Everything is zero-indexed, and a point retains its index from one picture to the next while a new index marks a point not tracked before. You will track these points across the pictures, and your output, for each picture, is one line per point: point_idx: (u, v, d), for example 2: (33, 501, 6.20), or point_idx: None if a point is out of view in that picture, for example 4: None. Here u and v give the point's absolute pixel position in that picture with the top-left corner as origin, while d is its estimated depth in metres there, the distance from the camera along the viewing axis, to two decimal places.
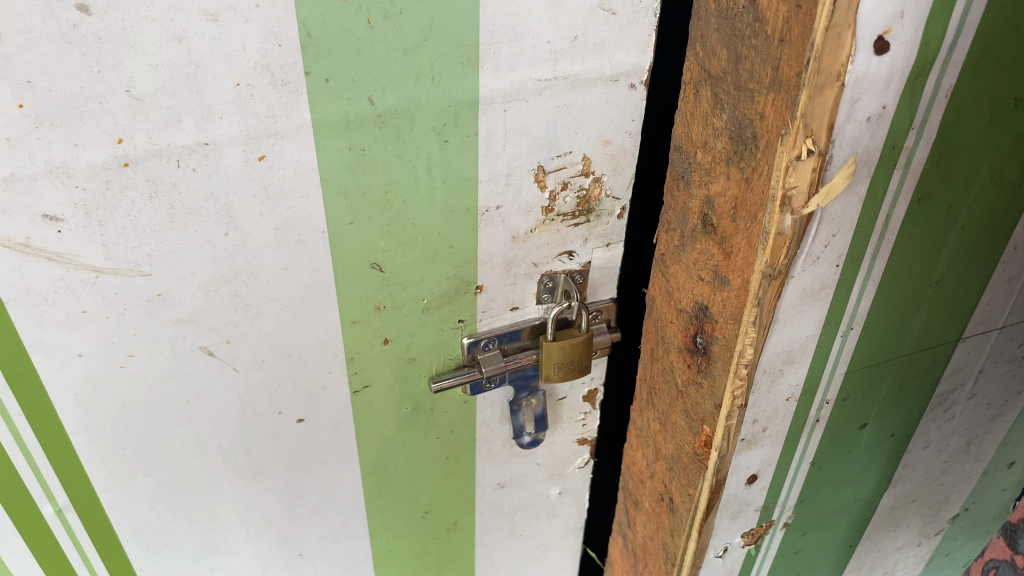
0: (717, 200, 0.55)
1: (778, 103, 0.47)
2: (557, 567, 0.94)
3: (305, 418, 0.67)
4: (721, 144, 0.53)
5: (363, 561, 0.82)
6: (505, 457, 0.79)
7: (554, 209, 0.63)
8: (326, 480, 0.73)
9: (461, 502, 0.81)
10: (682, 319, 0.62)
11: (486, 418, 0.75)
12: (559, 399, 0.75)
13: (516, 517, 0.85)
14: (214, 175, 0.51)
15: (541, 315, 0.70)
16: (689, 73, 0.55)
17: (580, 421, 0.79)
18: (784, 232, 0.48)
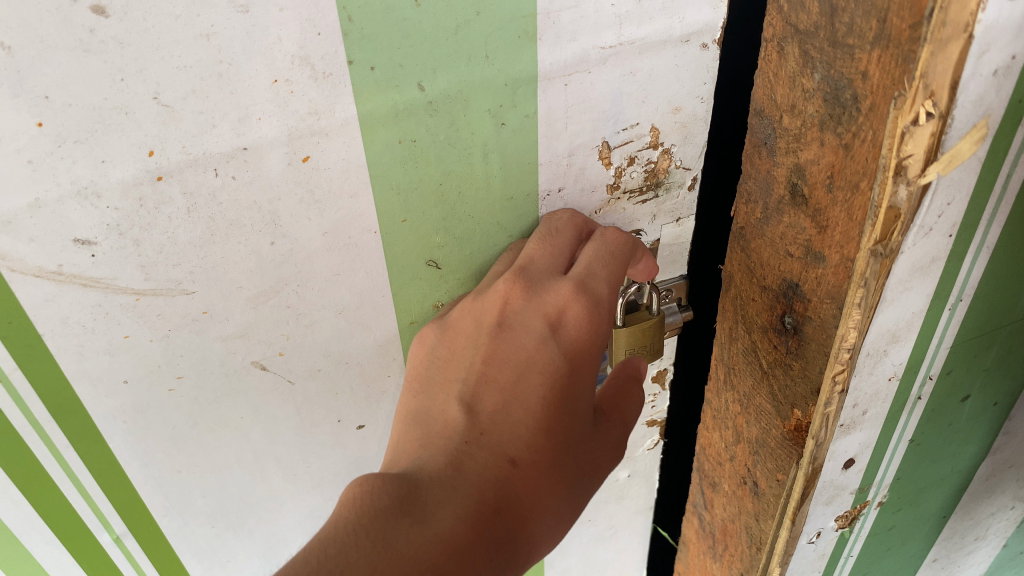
0: (809, 170, 0.48)
1: (888, 61, 0.40)
2: (626, 548, 0.90)
3: (365, 424, 0.64)
4: (813, 108, 0.46)
5: None
6: None
7: (620, 186, 0.58)
8: None
9: None
10: (767, 297, 0.56)
11: None
12: None
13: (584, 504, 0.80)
14: (256, 182, 0.47)
15: None
16: (771, 27, 0.47)
17: (649, 403, 0.74)
18: (897, 205, 0.42)
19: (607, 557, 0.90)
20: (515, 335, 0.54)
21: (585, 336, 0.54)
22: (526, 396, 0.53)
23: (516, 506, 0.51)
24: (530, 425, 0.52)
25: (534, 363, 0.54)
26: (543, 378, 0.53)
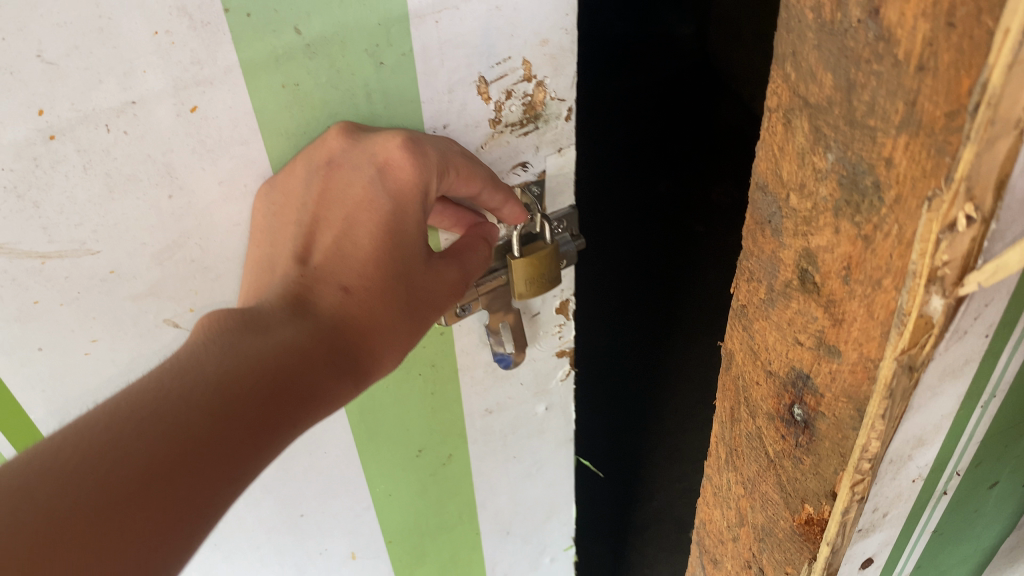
0: (822, 256, 0.44)
1: (917, 148, 0.36)
2: (554, 480, 1.05)
3: None
4: (826, 190, 0.42)
5: (365, 508, 0.90)
6: (488, 381, 0.85)
7: (501, 120, 0.66)
8: (316, 438, 0.78)
9: (452, 434, 0.89)
10: (772, 384, 0.52)
11: (464, 345, 0.80)
12: (533, 314, 0.81)
13: (507, 439, 0.94)
14: (147, 135, 0.52)
15: (506, 235, 0.72)
16: (777, 96, 0.43)
17: (557, 334, 0.85)
18: (931, 315, 0.37)
19: (536, 490, 1.05)
20: (344, 173, 0.58)
21: (408, 183, 0.58)
22: (355, 236, 0.59)
23: (350, 329, 0.57)
24: (363, 261, 0.58)
25: (364, 203, 0.59)
26: (371, 218, 0.59)
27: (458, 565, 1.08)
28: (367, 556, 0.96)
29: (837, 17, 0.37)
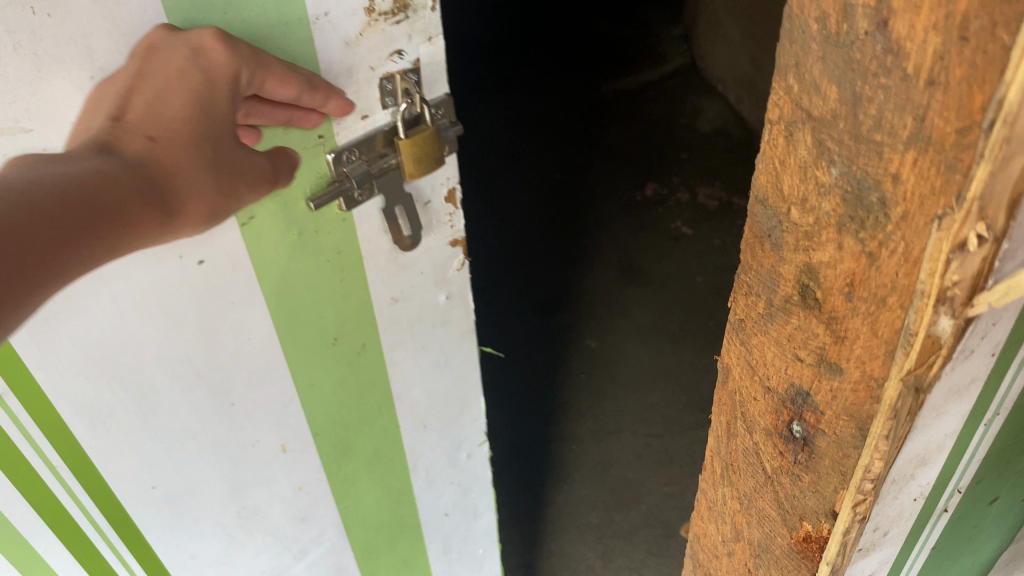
0: (825, 273, 0.49)
1: (924, 163, 0.40)
2: (466, 373, 1.09)
3: (205, 260, 0.74)
4: (829, 206, 0.47)
5: (292, 400, 0.92)
6: (392, 270, 0.90)
7: (375, 9, 0.70)
8: (238, 322, 0.81)
9: (365, 324, 0.92)
10: (771, 400, 0.59)
11: (366, 232, 0.84)
12: (425, 203, 0.87)
13: (415, 329, 0.97)
14: (68, 17, 0.56)
15: (389, 120, 0.78)
16: (779, 109, 0.48)
17: (449, 223, 0.91)
18: (936, 335, 0.43)
19: (450, 383, 1.08)
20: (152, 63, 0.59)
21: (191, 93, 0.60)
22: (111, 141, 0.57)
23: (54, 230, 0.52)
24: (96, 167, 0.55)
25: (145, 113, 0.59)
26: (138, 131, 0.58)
27: (382, 467, 1.09)
28: (295, 454, 0.97)
29: (842, 29, 0.41)
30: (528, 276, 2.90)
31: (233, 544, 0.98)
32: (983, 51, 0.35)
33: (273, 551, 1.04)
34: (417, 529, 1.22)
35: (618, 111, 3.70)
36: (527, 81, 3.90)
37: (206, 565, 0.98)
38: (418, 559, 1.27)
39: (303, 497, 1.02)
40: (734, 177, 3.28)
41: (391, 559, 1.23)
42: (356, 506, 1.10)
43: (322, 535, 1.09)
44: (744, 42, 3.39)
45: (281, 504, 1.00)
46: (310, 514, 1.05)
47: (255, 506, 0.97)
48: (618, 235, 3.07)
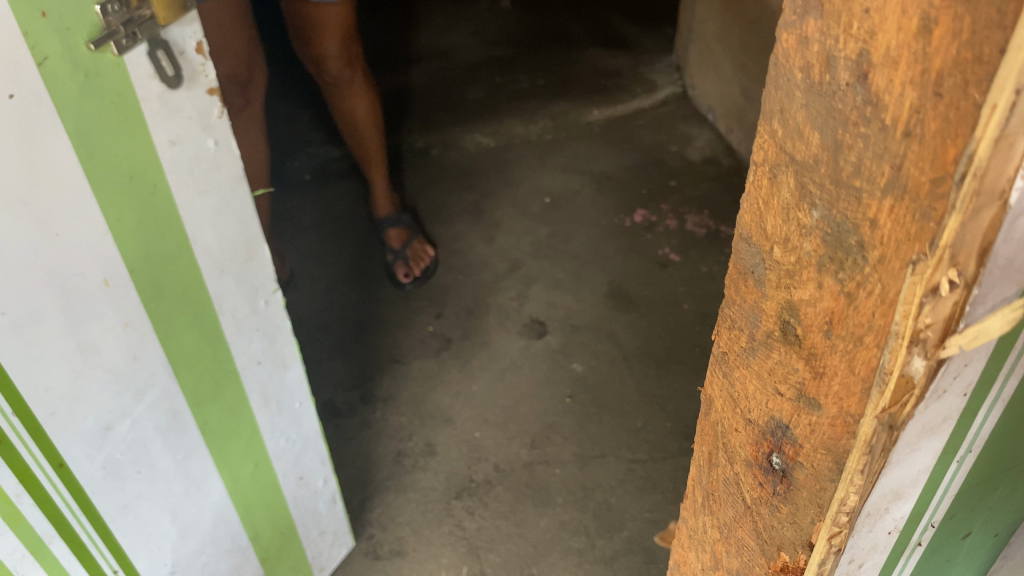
0: (805, 311, 0.57)
1: (900, 211, 0.48)
2: (244, 217, 1.36)
3: (14, 94, 0.94)
4: (810, 245, 0.55)
5: (106, 234, 1.14)
6: (165, 114, 1.14)
7: None
8: (50, 155, 1.01)
9: (152, 165, 1.16)
10: (754, 431, 0.67)
11: (139, 78, 1.09)
12: (180, 52, 1.13)
13: (194, 172, 1.23)
14: None
15: None
16: (767, 154, 0.57)
17: (203, 74, 1.18)
18: (909, 373, 0.51)
19: (232, 226, 1.35)
20: None
21: None
22: None
23: None
24: None
25: None
26: None
27: (192, 309, 1.34)
28: (116, 287, 1.19)
29: (825, 79, 0.50)
30: (515, 297, 2.96)
31: (78, 379, 1.19)
32: (952, 104, 0.42)
33: (114, 389, 1.25)
34: (236, 376, 1.50)
35: (607, 136, 3.76)
36: (518, 105, 3.93)
37: (59, 400, 1.17)
38: (244, 408, 1.55)
39: (131, 333, 1.24)
40: (722, 206, 3.33)
41: (218, 408, 1.49)
42: (178, 346, 1.34)
43: (154, 375, 1.32)
44: (734, 73, 3.47)
45: (111, 340, 1.22)
46: (138, 351, 1.27)
47: (91, 340, 1.18)
48: (606, 261, 3.11)
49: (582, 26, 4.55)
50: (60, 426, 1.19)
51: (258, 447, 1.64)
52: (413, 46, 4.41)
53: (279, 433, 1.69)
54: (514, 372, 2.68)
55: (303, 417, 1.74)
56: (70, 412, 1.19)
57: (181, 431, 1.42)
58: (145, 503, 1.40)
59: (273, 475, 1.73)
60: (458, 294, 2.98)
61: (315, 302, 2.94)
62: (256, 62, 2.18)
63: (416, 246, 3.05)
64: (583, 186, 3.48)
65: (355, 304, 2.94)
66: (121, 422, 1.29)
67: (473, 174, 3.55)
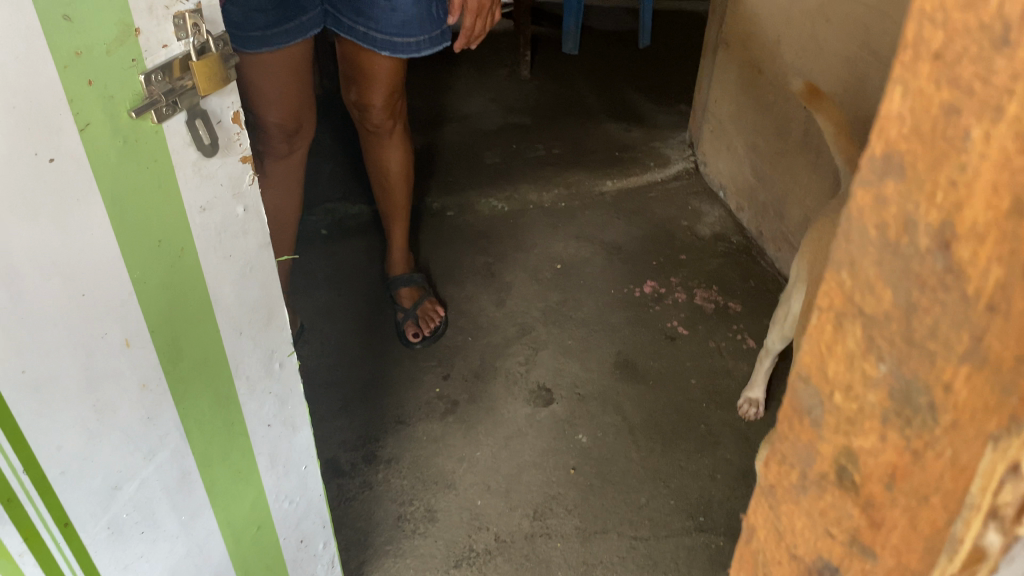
0: (865, 463, 0.58)
1: (981, 380, 0.48)
2: (267, 281, 1.39)
3: (55, 158, 0.95)
4: (875, 396, 0.55)
5: (131, 296, 1.14)
6: (198, 180, 1.17)
7: None
8: (84, 217, 1.02)
9: (180, 229, 1.18)
10: (795, 564, 0.69)
11: (175, 145, 1.10)
12: (217, 122, 1.16)
13: (220, 236, 1.25)
14: None
15: (184, 49, 1.06)
16: (833, 298, 0.56)
17: (237, 142, 1.21)
18: (984, 545, 0.54)
19: (254, 289, 1.38)
20: None
21: None
22: None
23: None
24: None
25: None
26: None
27: (208, 370, 1.35)
28: (136, 348, 1.18)
29: (902, 237, 0.50)
30: (522, 363, 2.96)
31: (92, 438, 1.17)
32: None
33: (126, 447, 1.24)
34: (245, 437, 1.51)
35: (620, 207, 3.79)
36: (533, 172, 3.99)
37: (70, 458, 1.15)
38: (251, 468, 1.55)
39: (146, 394, 1.24)
40: (732, 283, 3.35)
41: (225, 468, 1.48)
42: (190, 407, 1.35)
43: (166, 435, 1.32)
44: (747, 153, 3.54)
45: (128, 400, 1.21)
46: (152, 411, 1.27)
47: (107, 400, 1.17)
48: (614, 330, 3.11)
49: (598, 99, 4.65)
50: (69, 486, 1.16)
51: (261, 510, 1.63)
52: (431, 109, 4.50)
53: (284, 498, 1.69)
54: (518, 440, 2.66)
55: (309, 481, 1.75)
56: (80, 471, 1.17)
57: (187, 491, 1.41)
58: (145, 563, 1.38)
59: (275, 539, 1.72)
60: (466, 356, 2.98)
61: (323, 358, 2.94)
62: (306, 117, 2.38)
63: (425, 305, 3.06)
64: (594, 255, 3.51)
65: (362, 362, 2.94)
66: (129, 482, 1.27)
67: (486, 238, 3.59)
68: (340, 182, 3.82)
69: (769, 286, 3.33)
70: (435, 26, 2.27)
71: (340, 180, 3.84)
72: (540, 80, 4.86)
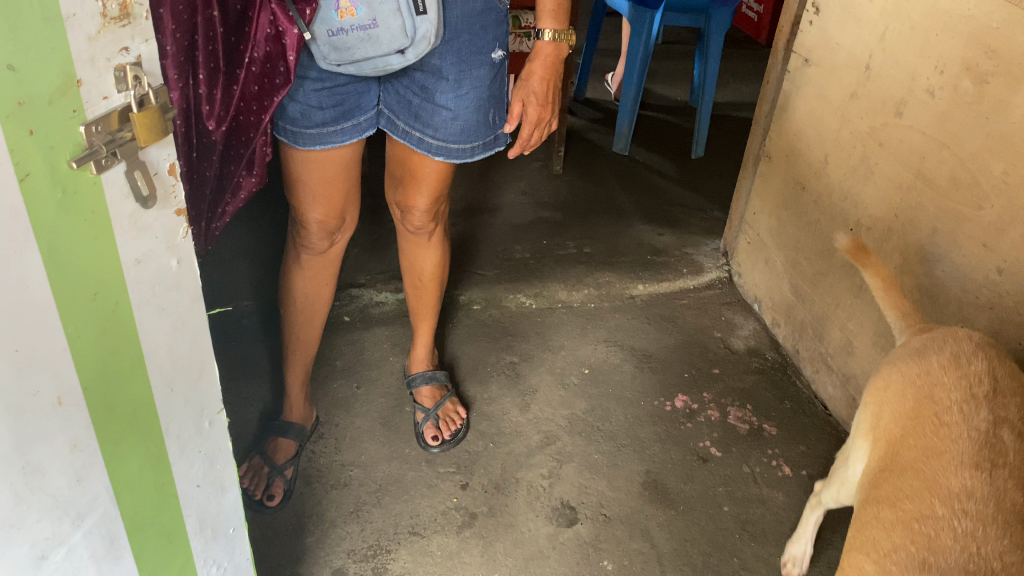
0: None
1: None
2: (198, 329, 1.47)
3: None
4: None
5: (65, 350, 1.16)
6: (133, 232, 1.25)
7: (107, 14, 1.08)
8: (22, 279, 1.05)
9: (114, 283, 1.23)
10: None
11: (110, 195, 1.18)
12: (154, 173, 1.26)
13: (153, 285, 1.32)
14: None
15: (123, 101, 1.16)
16: None
17: (170, 192, 1.31)
18: None
19: (186, 340, 1.45)
20: None
21: None
22: None
23: None
24: None
25: None
26: None
27: (138, 428, 1.38)
28: (68, 409, 1.19)
29: None
30: (545, 475, 2.81)
31: (22, 505, 1.14)
32: None
33: (53, 514, 1.22)
34: (175, 498, 1.55)
35: (647, 315, 3.68)
36: (563, 270, 3.90)
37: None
38: (178, 528, 1.59)
39: (77, 455, 1.24)
40: (765, 402, 3.22)
41: (152, 531, 1.50)
42: (122, 469, 1.36)
43: (93, 499, 1.30)
44: (786, 269, 3.46)
45: (61, 461, 1.20)
46: (82, 475, 1.26)
47: (38, 462, 1.15)
48: (643, 447, 2.97)
49: (631, 199, 4.60)
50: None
51: (188, 569, 1.68)
52: (460, 199, 4.46)
53: (209, 557, 1.75)
54: (539, 562, 2.49)
55: (234, 541, 1.83)
56: (9, 538, 1.14)
57: (112, 558, 1.40)
58: None
59: None
60: (487, 464, 2.83)
61: (338, 456, 2.79)
62: (350, 214, 2.36)
63: (446, 407, 2.93)
64: (623, 361, 3.39)
65: (378, 462, 2.79)
66: (56, 549, 1.25)
67: (513, 335, 3.48)
68: (366, 268, 3.73)
69: (806, 409, 3.20)
70: (490, 132, 2.27)
71: (365, 264, 3.76)
72: (570, 175, 4.83)
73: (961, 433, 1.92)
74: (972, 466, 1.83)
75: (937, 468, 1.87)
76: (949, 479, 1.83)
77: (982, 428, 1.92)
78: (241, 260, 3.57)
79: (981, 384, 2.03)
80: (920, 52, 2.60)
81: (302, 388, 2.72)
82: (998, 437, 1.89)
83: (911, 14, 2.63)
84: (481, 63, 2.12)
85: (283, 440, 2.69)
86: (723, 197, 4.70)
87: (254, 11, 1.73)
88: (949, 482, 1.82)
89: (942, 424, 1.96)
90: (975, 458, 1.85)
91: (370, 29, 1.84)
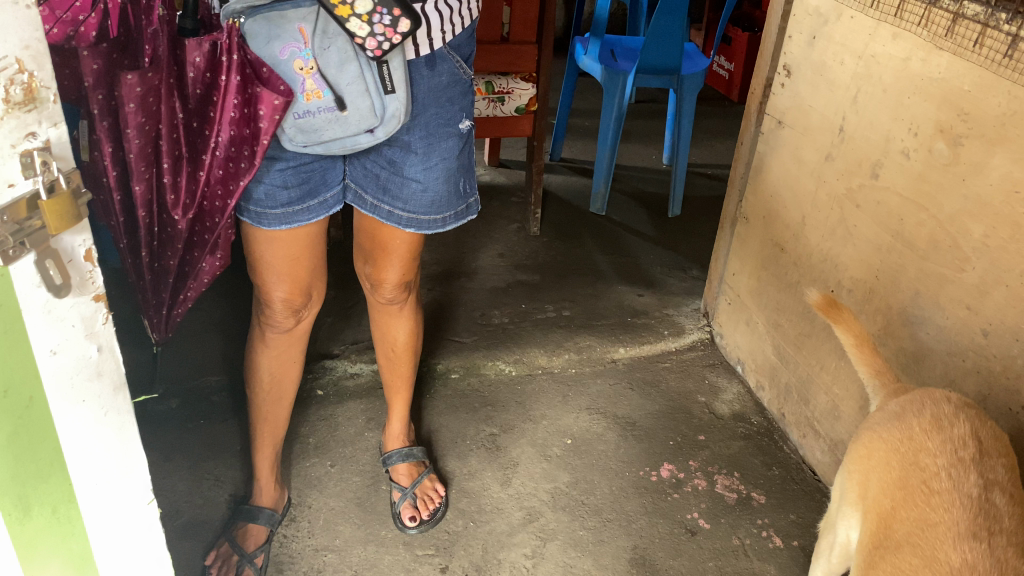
0: None
1: None
2: (123, 411, 1.48)
3: None
4: None
5: None
6: (48, 320, 1.25)
7: (11, 100, 1.10)
8: None
9: (30, 377, 1.25)
10: None
11: (21, 287, 1.18)
12: (68, 261, 1.27)
13: (72, 375, 1.33)
14: None
15: (32, 187, 1.16)
16: None
17: (87, 279, 1.32)
18: None
19: (110, 429, 1.46)
20: None
21: None
22: None
23: None
24: None
25: None
26: None
27: (59, 528, 1.39)
28: None
29: None
30: (528, 555, 2.70)
31: None
32: None
33: None
34: None
35: (628, 380, 3.59)
36: (543, 334, 3.81)
37: None
38: None
39: None
40: (752, 469, 3.14)
41: None
42: (39, 567, 1.37)
43: None
44: (768, 331, 3.40)
45: None
46: None
47: None
48: (629, 521, 2.86)
49: (609, 260, 4.57)
50: None
51: None
52: (436, 263, 4.39)
53: None
54: None
55: None
56: None
57: None
58: None
59: None
60: (467, 545, 2.72)
61: (310, 540, 2.67)
62: (317, 290, 2.28)
63: (424, 484, 2.82)
64: (607, 430, 3.29)
65: (354, 546, 2.67)
66: None
67: (492, 406, 3.38)
68: (340, 338, 3.63)
69: (794, 476, 3.12)
70: (461, 201, 2.24)
71: (339, 333, 3.66)
72: (548, 237, 4.79)
73: (953, 500, 1.86)
74: (970, 537, 1.76)
75: (933, 541, 1.79)
76: (948, 553, 1.75)
77: (974, 494, 1.86)
78: (209, 334, 3.48)
79: (966, 447, 1.96)
80: (893, 114, 2.60)
81: (272, 471, 2.60)
82: (991, 501, 1.85)
83: (883, 77, 2.62)
84: (448, 135, 2.10)
85: (253, 526, 2.57)
86: (701, 256, 4.67)
87: (220, 95, 1.67)
88: (949, 556, 1.74)
89: (933, 492, 1.89)
90: (972, 527, 1.79)
91: (338, 111, 1.79)
